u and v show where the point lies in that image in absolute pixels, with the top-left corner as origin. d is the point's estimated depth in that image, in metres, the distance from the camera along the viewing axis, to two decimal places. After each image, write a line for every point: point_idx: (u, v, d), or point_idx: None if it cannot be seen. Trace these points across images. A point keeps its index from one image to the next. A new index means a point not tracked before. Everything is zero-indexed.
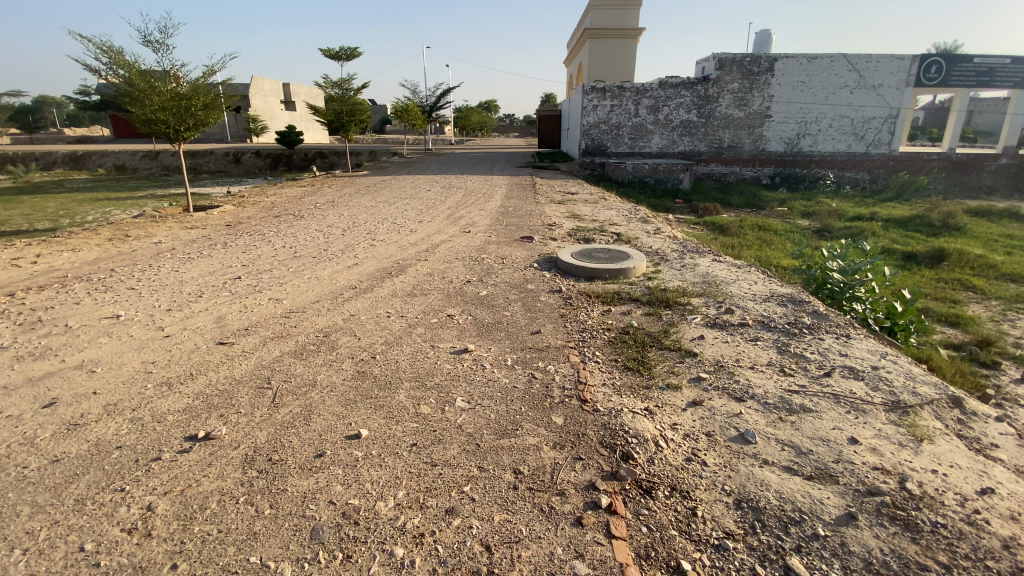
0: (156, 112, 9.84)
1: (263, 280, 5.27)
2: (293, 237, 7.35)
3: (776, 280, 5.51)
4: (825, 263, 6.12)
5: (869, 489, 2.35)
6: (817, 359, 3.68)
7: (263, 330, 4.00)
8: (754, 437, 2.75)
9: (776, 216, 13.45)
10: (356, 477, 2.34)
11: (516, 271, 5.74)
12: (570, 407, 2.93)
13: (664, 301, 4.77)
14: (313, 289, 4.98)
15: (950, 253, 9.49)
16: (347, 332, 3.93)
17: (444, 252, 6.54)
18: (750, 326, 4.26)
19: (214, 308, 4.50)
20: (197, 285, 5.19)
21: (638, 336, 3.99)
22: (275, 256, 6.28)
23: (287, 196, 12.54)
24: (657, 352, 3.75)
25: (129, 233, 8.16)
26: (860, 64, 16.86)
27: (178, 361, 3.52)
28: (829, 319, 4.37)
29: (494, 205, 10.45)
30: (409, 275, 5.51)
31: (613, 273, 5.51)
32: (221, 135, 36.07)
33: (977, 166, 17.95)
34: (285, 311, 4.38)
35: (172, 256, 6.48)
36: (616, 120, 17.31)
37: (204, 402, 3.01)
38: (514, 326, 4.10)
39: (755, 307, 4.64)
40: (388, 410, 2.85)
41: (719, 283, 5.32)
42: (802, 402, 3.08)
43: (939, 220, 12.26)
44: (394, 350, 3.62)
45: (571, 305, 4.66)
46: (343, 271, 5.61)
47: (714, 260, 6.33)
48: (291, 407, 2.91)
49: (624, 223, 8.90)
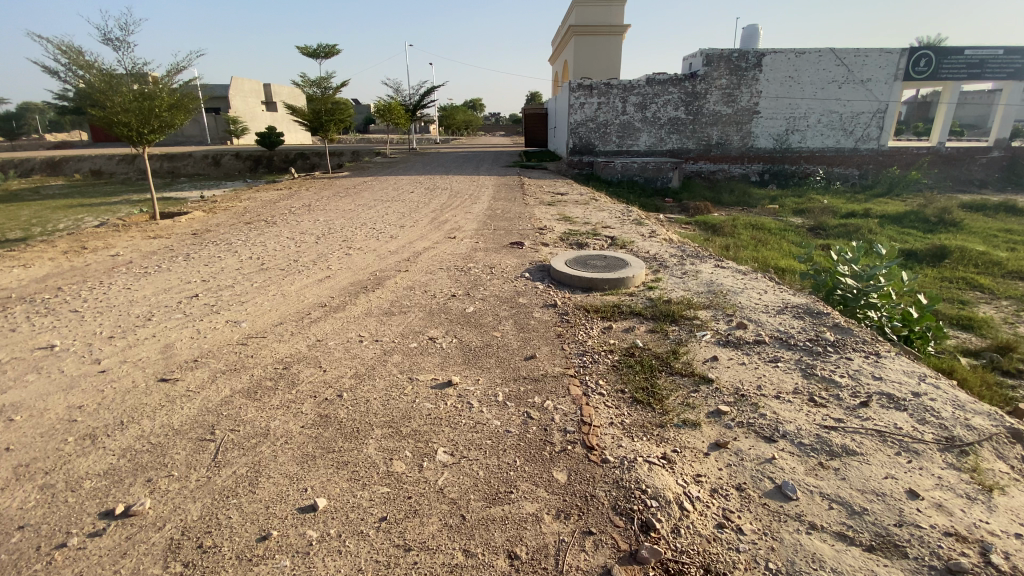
0: (117, 113, 9.11)
1: (223, 299, 4.71)
2: (264, 247, 6.77)
3: (787, 288, 5.07)
4: (835, 268, 5.70)
5: (947, 566, 1.94)
6: (850, 385, 3.25)
7: (215, 361, 3.46)
8: (794, 492, 2.32)
9: (769, 214, 13.16)
10: (307, 570, 1.84)
11: (505, 282, 5.25)
12: (574, 457, 2.45)
13: (669, 316, 4.30)
14: (277, 308, 4.45)
15: (953, 251, 9.24)
16: (310, 363, 3.41)
17: (427, 262, 6.04)
18: (769, 344, 3.80)
19: (161, 335, 3.90)
20: (149, 305, 4.59)
21: (644, 359, 3.52)
22: (241, 269, 5.71)
23: (262, 200, 11.89)
24: (668, 380, 3.28)
25: (86, 244, 7.49)
26: (849, 58, 16.62)
27: (110, 406, 2.94)
28: (853, 334, 3.95)
29: (481, 207, 9.95)
30: (388, 289, 5.00)
31: (611, 283, 5.06)
32: (199, 136, 35.08)
33: (969, 159, 17.88)
34: (243, 336, 3.85)
35: (129, 270, 5.86)
36: (604, 117, 16.88)
37: (132, 462, 2.45)
38: (503, 350, 3.61)
39: (769, 320, 4.20)
40: (352, 469, 2.36)
41: (726, 292, 4.87)
42: (843, 443, 2.68)
43: (934, 215, 12.08)
44: (364, 386, 3.11)
45: (567, 322, 4.18)
46: (314, 286, 5.08)
47: (717, 266, 5.90)
48: (235, 467, 2.40)
49: (618, 226, 8.45)
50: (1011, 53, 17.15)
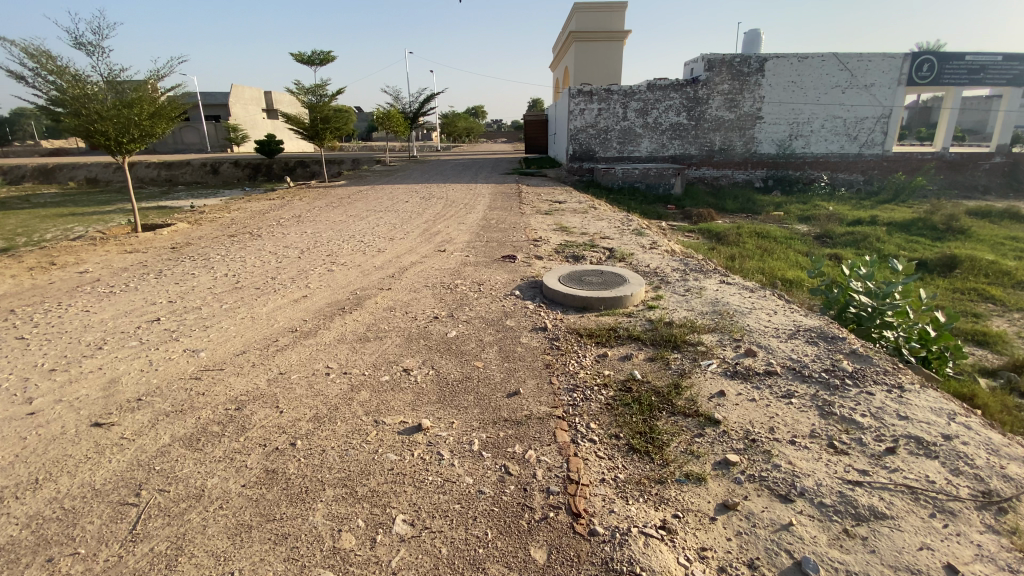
0: (93, 122, 8.85)
1: (187, 323, 4.38)
2: (242, 262, 6.43)
3: (799, 308, 4.67)
4: (848, 283, 5.29)
5: None
6: (873, 426, 2.85)
7: (160, 401, 3.13)
8: (816, 571, 1.94)
9: (773, 221, 12.79)
10: None
11: (493, 301, 4.88)
12: (556, 527, 2.08)
13: (671, 342, 3.91)
14: (242, 334, 4.09)
15: (963, 260, 8.85)
16: (266, 403, 3.05)
17: (413, 278, 5.67)
18: (780, 375, 3.41)
19: (108, 368, 3.61)
20: (103, 331, 4.28)
21: (643, 396, 3.13)
22: (212, 287, 5.38)
23: (252, 210, 11.57)
24: (668, 421, 2.89)
25: (57, 260, 7.16)
26: (852, 63, 16.30)
27: (27, 459, 2.64)
28: (872, 363, 3.54)
29: (475, 218, 9.60)
30: (366, 310, 4.64)
31: (608, 303, 4.69)
32: (198, 145, 35.00)
33: (972, 164, 17.51)
34: (198, 369, 3.51)
35: (93, 290, 5.54)
36: (604, 123, 16.54)
37: (34, 536, 2.14)
38: (485, 385, 3.22)
39: (780, 347, 3.80)
40: (290, 545, 2.01)
41: (732, 313, 4.48)
42: (871, 503, 2.30)
43: (942, 222, 11.67)
44: (322, 431, 2.73)
45: (558, 349, 3.80)
46: (288, 307, 4.72)
47: (722, 281, 5.52)
48: (154, 543, 2.06)
49: (616, 236, 8.08)
50: (1011, 60, 16.76)
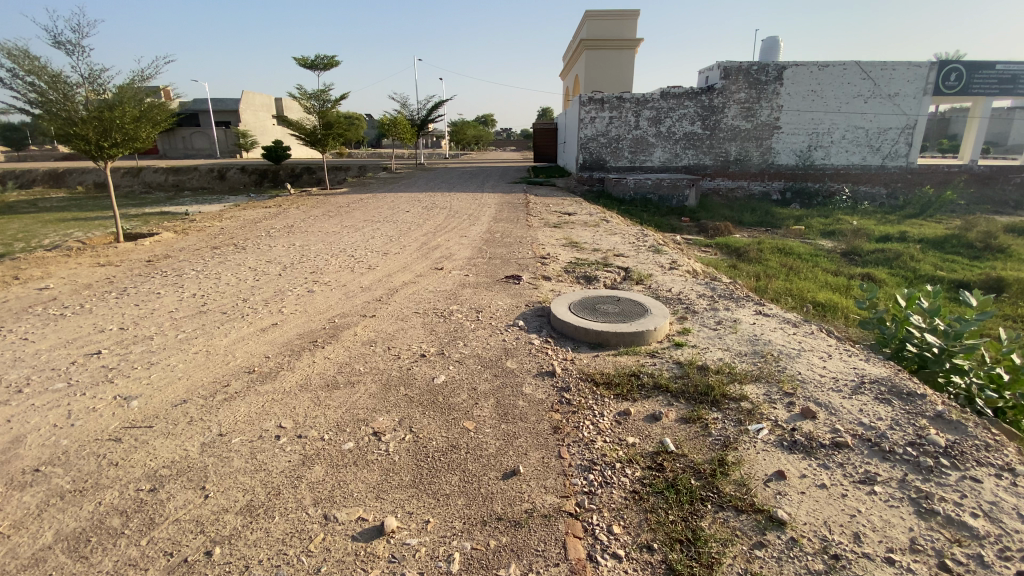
0: (73, 125, 8.31)
1: (129, 358, 3.71)
2: (216, 280, 5.80)
3: (858, 352, 3.88)
4: (907, 316, 4.46)
5: None
6: (994, 535, 2.10)
7: (61, 474, 2.44)
8: None
9: (794, 236, 12.03)
10: None
11: (493, 334, 4.18)
12: None
13: (707, 396, 3.18)
14: (189, 375, 3.41)
15: (1013, 283, 8.01)
16: (192, 482, 2.35)
17: (402, 303, 4.99)
18: (853, 450, 2.67)
19: (17, 421, 2.92)
20: (31, 368, 3.61)
21: (681, 480, 2.40)
22: (175, 311, 4.74)
23: (245, 219, 11.04)
24: (715, 522, 2.16)
25: (21, 273, 6.56)
26: (875, 72, 15.52)
27: None
28: (969, 435, 2.76)
29: (478, 230, 8.95)
30: (342, 344, 3.95)
31: (626, 340, 3.96)
32: (207, 150, 34.70)
33: (1003, 178, 16.63)
34: (124, 425, 2.83)
35: (43, 312, 4.90)
36: (615, 132, 15.92)
37: None
38: (474, 460, 2.50)
39: (844, 407, 3.04)
40: None
41: (777, 356, 3.74)
42: None
43: (980, 240, 10.82)
44: (250, 534, 2.04)
45: (570, 403, 3.09)
46: (251, 339, 4.04)
47: (758, 312, 4.78)
48: None
49: (632, 254, 7.37)
50: None
